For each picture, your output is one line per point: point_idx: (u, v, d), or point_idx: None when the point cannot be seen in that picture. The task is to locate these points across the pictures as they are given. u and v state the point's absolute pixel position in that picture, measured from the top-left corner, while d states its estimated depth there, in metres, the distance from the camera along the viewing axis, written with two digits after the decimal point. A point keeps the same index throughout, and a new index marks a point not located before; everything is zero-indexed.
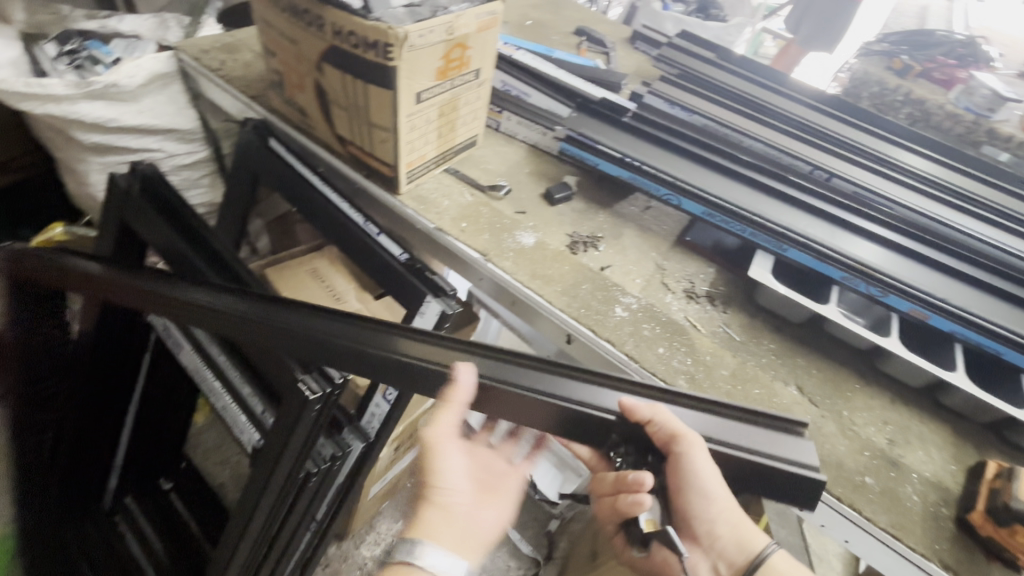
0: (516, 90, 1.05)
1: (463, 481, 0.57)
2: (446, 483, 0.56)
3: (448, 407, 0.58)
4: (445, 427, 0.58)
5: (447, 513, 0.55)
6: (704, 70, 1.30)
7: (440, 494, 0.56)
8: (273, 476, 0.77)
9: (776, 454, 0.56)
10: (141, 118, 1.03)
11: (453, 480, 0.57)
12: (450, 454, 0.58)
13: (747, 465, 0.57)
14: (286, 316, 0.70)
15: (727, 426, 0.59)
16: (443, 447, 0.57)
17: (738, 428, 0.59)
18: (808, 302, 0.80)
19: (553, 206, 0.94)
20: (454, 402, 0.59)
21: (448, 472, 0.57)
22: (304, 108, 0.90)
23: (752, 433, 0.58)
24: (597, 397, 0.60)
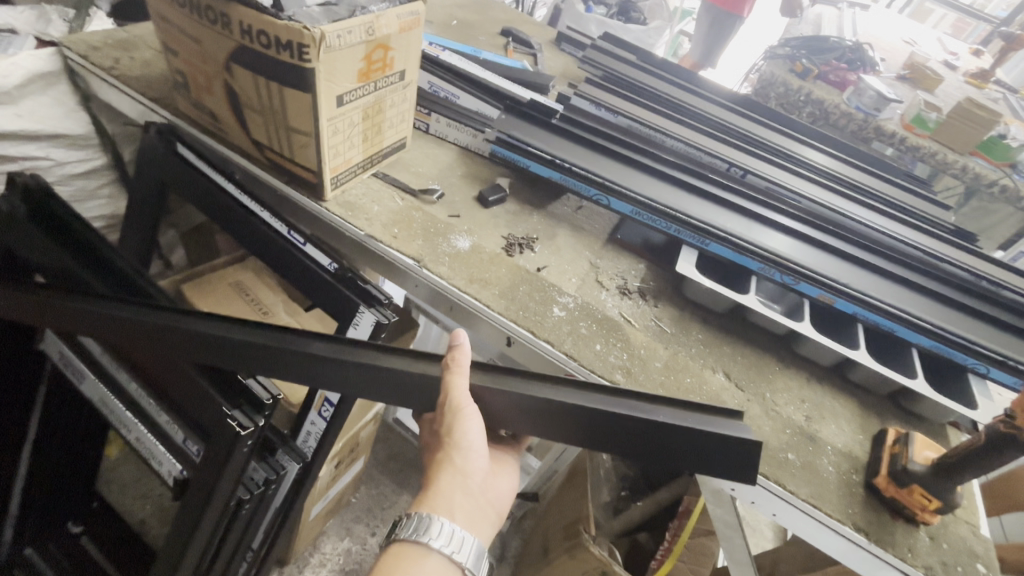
0: (444, 91, 1.04)
1: (483, 449, 0.55)
2: (465, 447, 0.53)
3: (463, 371, 0.57)
4: (465, 390, 0.56)
5: (464, 485, 0.52)
6: (626, 73, 1.35)
7: (460, 462, 0.53)
8: (197, 510, 0.72)
9: (707, 427, 0.58)
10: (21, 123, 0.90)
11: (474, 447, 0.54)
12: (472, 418, 0.55)
13: (683, 441, 0.59)
14: (213, 334, 0.66)
15: (661, 407, 0.60)
16: (465, 409, 0.55)
17: (673, 410, 0.60)
18: (729, 293, 0.85)
19: (486, 208, 0.93)
20: (465, 366, 0.57)
21: (467, 435, 0.54)
22: (214, 111, 0.83)
23: (684, 414, 0.60)
24: (549, 392, 0.61)
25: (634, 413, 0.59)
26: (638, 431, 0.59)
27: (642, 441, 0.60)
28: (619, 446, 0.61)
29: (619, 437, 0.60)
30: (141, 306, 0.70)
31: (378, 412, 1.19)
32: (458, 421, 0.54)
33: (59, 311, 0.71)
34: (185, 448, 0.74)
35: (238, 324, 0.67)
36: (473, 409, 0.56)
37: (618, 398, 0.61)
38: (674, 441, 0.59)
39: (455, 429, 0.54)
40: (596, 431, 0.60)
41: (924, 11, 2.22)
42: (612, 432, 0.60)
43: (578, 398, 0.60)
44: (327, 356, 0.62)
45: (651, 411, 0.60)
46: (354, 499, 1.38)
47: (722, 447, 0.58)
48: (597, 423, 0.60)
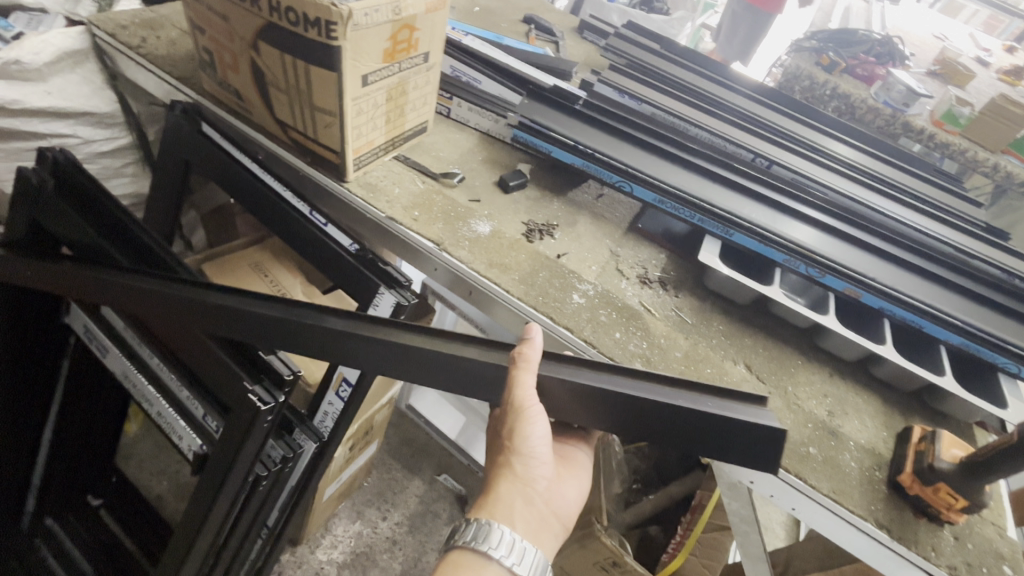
0: (466, 76, 1.03)
1: (546, 455, 0.53)
2: (530, 453, 0.52)
3: (530, 369, 0.55)
4: (530, 391, 0.53)
5: (524, 492, 0.51)
6: (650, 61, 1.32)
7: (521, 469, 0.52)
8: (216, 486, 0.73)
9: (728, 412, 0.57)
10: (50, 100, 0.91)
11: (538, 453, 0.52)
12: (539, 423, 0.53)
13: (704, 425, 0.57)
14: (237, 307, 0.66)
15: (682, 391, 0.59)
16: (532, 412, 0.53)
17: (694, 394, 0.59)
18: (753, 284, 0.83)
19: (507, 194, 0.93)
20: (532, 364, 0.55)
21: (533, 440, 0.52)
22: (238, 90, 0.84)
23: (705, 397, 0.58)
24: (570, 375, 0.60)
25: (655, 397, 0.57)
26: (659, 415, 0.58)
27: (661, 427, 0.58)
28: (641, 431, 0.59)
29: (641, 423, 0.59)
30: (165, 279, 0.70)
31: (392, 397, 1.20)
32: (524, 425, 0.52)
33: (85, 282, 0.72)
34: (206, 422, 0.75)
35: (263, 297, 0.67)
36: (538, 412, 0.53)
37: (640, 381, 0.60)
38: (695, 428, 0.57)
39: (518, 433, 0.52)
40: (617, 417, 0.59)
41: (956, 6, 2.15)
42: (636, 418, 0.59)
43: (599, 379, 0.59)
44: (348, 331, 0.62)
45: (671, 395, 0.58)
46: (366, 483, 1.39)
47: (744, 433, 0.57)
48: (617, 406, 0.59)
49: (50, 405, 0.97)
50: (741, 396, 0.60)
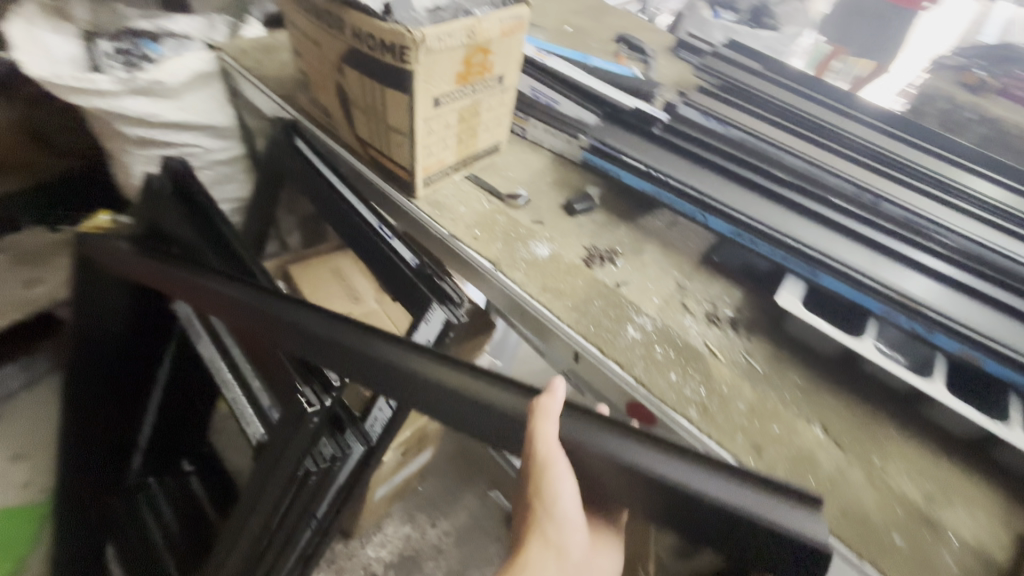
0: (545, 97, 1.03)
1: (578, 519, 0.49)
2: (560, 513, 0.49)
3: (552, 419, 0.51)
4: (557, 443, 0.51)
5: (558, 560, 0.47)
6: (748, 82, 1.23)
7: (553, 535, 0.48)
8: (270, 473, 0.79)
9: (764, 509, 0.49)
10: (181, 114, 1.06)
11: (569, 513, 0.49)
12: (566, 480, 0.50)
13: (732, 520, 0.49)
14: (293, 319, 0.69)
15: (714, 474, 0.51)
16: (559, 468, 0.50)
17: (727, 480, 0.51)
18: (840, 335, 0.73)
19: (572, 217, 0.91)
20: (555, 412, 0.52)
21: (563, 499, 0.49)
22: (327, 108, 0.90)
23: (739, 487, 0.50)
24: (595, 437, 0.54)
25: (683, 478, 0.50)
26: (682, 502, 0.50)
27: (690, 516, 0.51)
28: (659, 516, 0.52)
29: (663, 508, 0.51)
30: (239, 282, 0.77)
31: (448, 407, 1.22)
32: (551, 482, 0.49)
33: (174, 277, 0.79)
34: (268, 411, 0.82)
35: (318, 312, 0.70)
36: (566, 467, 0.51)
37: (668, 457, 0.52)
38: (722, 523, 0.50)
39: (546, 491, 0.49)
40: (640, 497, 0.52)
41: None
42: (656, 501, 0.51)
43: (618, 447, 0.53)
44: (389, 357, 0.63)
45: (705, 479, 0.51)
46: (421, 487, 1.43)
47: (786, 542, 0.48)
48: (640, 482, 0.52)
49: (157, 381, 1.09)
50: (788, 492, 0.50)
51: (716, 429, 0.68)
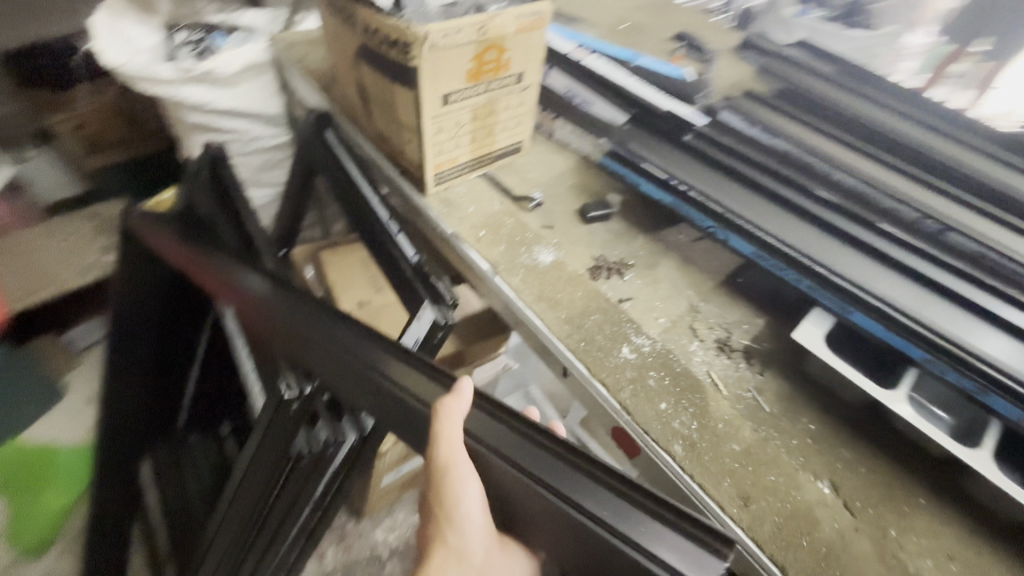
0: (580, 98, 1.00)
1: (481, 521, 0.47)
2: (464, 521, 0.46)
3: (454, 424, 0.46)
4: (460, 447, 0.46)
5: (460, 565, 0.45)
6: (813, 89, 1.08)
7: (453, 540, 0.45)
8: (265, 444, 0.83)
9: (662, 556, 0.41)
10: (233, 102, 1.14)
11: (472, 516, 0.46)
12: (468, 486, 0.46)
13: (622, 560, 0.42)
14: (288, 316, 0.71)
15: (619, 503, 0.44)
16: (461, 476, 0.45)
17: (631, 512, 0.43)
18: (864, 383, 0.64)
19: (586, 224, 0.87)
20: (460, 414, 0.47)
21: (468, 507, 0.46)
22: (353, 102, 0.92)
23: (642, 522, 0.42)
24: (504, 442, 0.48)
25: (579, 504, 0.44)
26: (572, 529, 0.44)
27: (582, 541, 0.44)
28: (553, 540, 0.46)
29: (556, 530, 0.45)
30: (242, 261, 0.81)
31: None
32: (452, 489, 0.46)
33: (192, 256, 0.82)
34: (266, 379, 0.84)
35: (313, 308, 0.72)
36: (469, 469, 0.46)
37: (574, 473, 0.45)
38: (612, 561, 0.42)
39: (448, 499, 0.46)
40: (535, 513, 0.46)
41: None
42: (549, 521, 0.45)
43: (513, 455, 0.47)
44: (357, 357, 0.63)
45: (599, 502, 0.44)
46: None
47: None
48: (538, 501, 0.45)
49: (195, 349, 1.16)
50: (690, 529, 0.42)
51: (700, 469, 0.62)
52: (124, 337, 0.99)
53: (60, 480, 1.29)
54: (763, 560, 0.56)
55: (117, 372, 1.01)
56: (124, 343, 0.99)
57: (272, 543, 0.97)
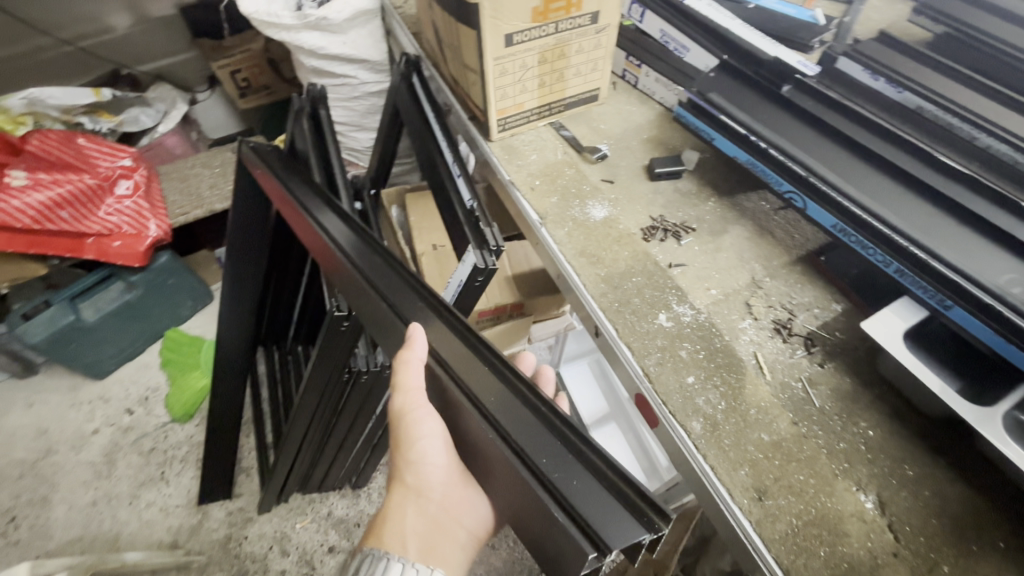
0: (674, 44, 0.88)
1: (437, 459, 0.54)
2: (420, 456, 0.53)
3: (411, 368, 0.54)
4: (416, 392, 0.54)
5: (416, 500, 0.52)
6: (989, 26, 0.81)
7: (411, 479, 0.53)
8: (323, 368, 0.90)
9: (580, 510, 0.41)
10: (345, 48, 1.22)
11: (429, 458, 0.53)
12: (423, 425, 0.53)
13: (538, 504, 0.43)
14: (346, 251, 0.72)
15: (559, 453, 0.45)
16: (414, 414, 0.53)
17: (566, 464, 0.44)
18: (942, 390, 0.53)
19: (652, 181, 0.81)
20: (416, 355, 0.54)
21: (422, 444, 0.53)
22: (435, 45, 0.95)
23: (574, 476, 0.43)
24: (472, 380, 0.52)
25: (510, 448, 0.46)
26: (503, 470, 0.46)
27: (512, 487, 0.46)
28: (496, 485, 0.49)
29: (495, 473, 0.48)
30: (310, 188, 0.86)
31: (515, 353, 1.23)
32: (408, 428, 0.53)
33: (270, 181, 0.89)
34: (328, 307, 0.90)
35: (367, 246, 0.72)
36: (423, 413, 0.54)
37: (527, 417, 0.48)
38: (530, 504, 0.44)
39: (406, 436, 0.53)
40: (482, 457, 0.49)
41: None
42: (490, 462, 0.48)
43: (481, 392, 0.51)
44: (387, 297, 0.64)
45: (538, 451, 0.45)
46: None
47: (569, 539, 0.40)
48: (481, 440, 0.49)
49: (299, 280, 1.28)
50: (626, 492, 0.42)
51: (717, 453, 0.56)
52: (237, 263, 1.11)
53: (201, 364, 1.60)
54: (767, 560, 0.50)
55: (232, 296, 1.14)
56: (237, 270, 1.11)
57: (345, 439, 1.16)
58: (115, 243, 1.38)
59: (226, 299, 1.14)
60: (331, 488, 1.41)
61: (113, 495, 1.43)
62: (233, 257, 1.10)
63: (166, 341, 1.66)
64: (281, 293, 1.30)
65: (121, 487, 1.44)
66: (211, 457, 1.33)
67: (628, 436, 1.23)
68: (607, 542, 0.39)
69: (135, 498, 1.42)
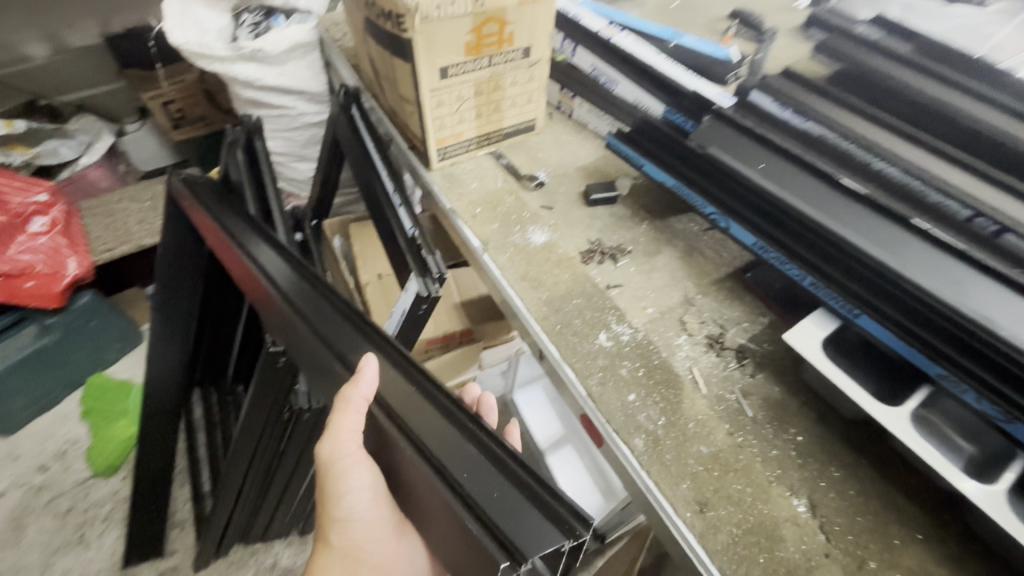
0: (604, 77, 0.93)
1: (366, 518, 0.53)
2: (347, 516, 0.53)
3: (347, 413, 0.51)
4: (349, 438, 0.51)
5: (345, 557, 0.54)
6: (877, 63, 0.91)
7: (339, 536, 0.54)
8: (262, 408, 0.85)
9: (500, 523, 0.42)
10: (282, 79, 1.21)
11: (357, 515, 0.53)
12: (352, 481, 0.52)
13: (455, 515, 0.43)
14: (279, 284, 0.70)
15: (479, 464, 0.46)
16: (343, 469, 0.52)
17: (486, 477, 0.45)
18: (858, 394, 0.57)
19: (589, 206, 0.84)
20: (355, 399, 0.51)
21: (350, 503, 0.52)
22: (372, 77, 0.96)
23: (494, 487, 0.44)
24: (408, 409, 0.52)
25: (437, 478, 0.46)
26: (432, 497, 0.46)
27: (438, 510, 0.46)
28: (430, 519, 0.48)
29: (418, 498, 0.48)
30: (243, 220, 0.84)
31: (465, 380, 1.22)
32: (335, 486, 0.52)
33: (199, 212, 0.86)
34: None
35: (302, 280, 0.70)
36: (351, 465, 0.52)
37: (455, 436, 0.49)
38: (455, 527, 0.44)
39: (334, 495, 0.52)
40: (415, 490, 0.49)
41: None
42: (414, 486, 0.48)
43: (411, 420, 0.51)
44: (317, 330, 0.63)
45: (465, 470, 0.46)
46: None
47: (483, 548, 0.41)
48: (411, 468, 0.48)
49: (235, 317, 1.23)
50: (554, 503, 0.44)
51: (659, 468, 0.58)
52: (168, 299, 1.04)
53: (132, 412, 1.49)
54: (709, 568, 0.51)
55: (164, 335, 1.07)
56: (169, 306, 1.05)
57: (290, 481, 1.10)
58: (26, 283, 1.27)
59: (156, 340, 1.07)
60: (275, 536, 1.33)
61: (23, 565, 1.28)
62: (165, 292, 1.03)
63: (87, 389, 1.53)
64: (217, 333, 1.24)
65: (33, 555, 1.29)
66: (139, 513, 1.22)
67: (583, 458, 1.24)
68: (520, 549, 0.40)
69: (50, 566, 1.28)
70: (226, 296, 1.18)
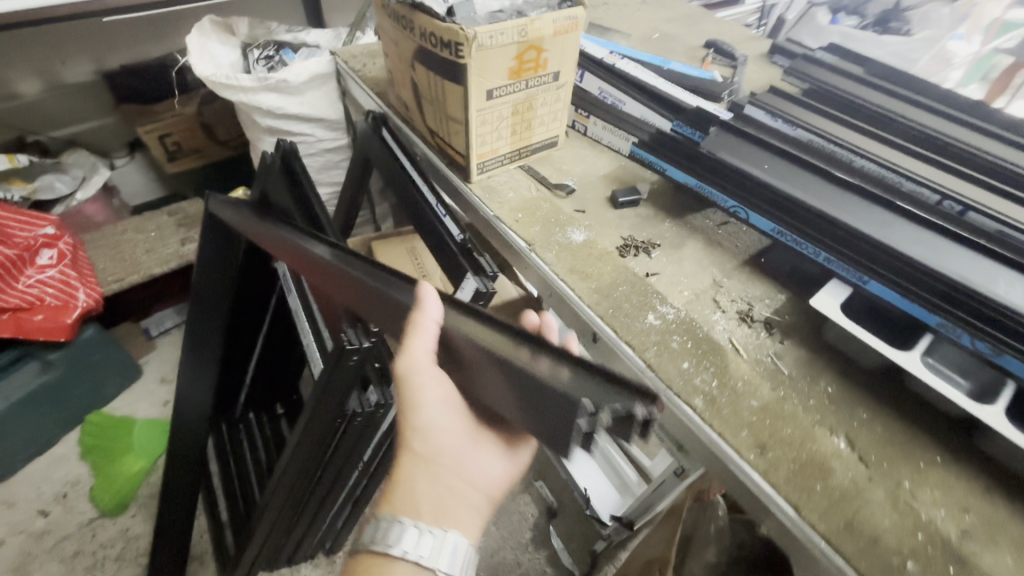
0: (612, 97, 1.05)
1: (443, 426, 0.58)
2: (426, 425, 0.57)
3: (420, 332, 0.58)
4: (422, 353, 0.57)
5: (426, 466, 0.57)
6: (839, 83, 1.08)
7: (418, 446, 0.57)
8: (319, 413, 0.87)
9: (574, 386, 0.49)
10: (301, 108, 1.28)
11: (435, 422, 0.57)
12: (428, 390, 0.57)
13: (541, 406, 0.51)
14: (342, 263, 0.76)
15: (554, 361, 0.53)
16: (419, 379, 0.57)
17: (560, 364, 0.52)
18: (878, 344, 0.68)
19: (616, 209, 0.94)
20: (426, 321, 0.58)
21: (427, 411, 0.57)
22: (406, 101, 1.04)
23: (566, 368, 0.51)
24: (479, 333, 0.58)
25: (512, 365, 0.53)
26: (509, 384, 0.54)
27: (520, 395, 0.53)
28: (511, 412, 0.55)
29: (498, 391, 0.55)
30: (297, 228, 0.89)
31: None
32: (412, 397, 0.57)
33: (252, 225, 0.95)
34: (326, 343, 0.96)
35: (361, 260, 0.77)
36: (426, 377, 0.57)
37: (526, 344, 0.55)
38: (533, 399, 0.51)
39: (412, 405, 0.57)
40: (497, 394, 0.56)
41: None
42: (491, 383, 0.56)
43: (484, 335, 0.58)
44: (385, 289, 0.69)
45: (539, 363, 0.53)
46: None
47: (557, 399, 0.49)
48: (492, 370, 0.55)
49: (257, 340, 1.25)
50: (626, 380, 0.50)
51: (720, 421, 0.66)
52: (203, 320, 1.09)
53: (139, 446, 1.46)
54: (776, 497, 0.60)
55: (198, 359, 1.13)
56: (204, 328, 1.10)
57: (328, 494, 1.12)
58: (36, 317, 1.25)
59: None
60: (303, 559, 1.33)
61: None
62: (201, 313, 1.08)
63: (87, 427, 1.48)
64: (239, 356, 1.25)
65: None
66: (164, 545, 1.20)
67: (597, 456, 1.31)
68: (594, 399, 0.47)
69: None
70: (253, 318, 1.21)
